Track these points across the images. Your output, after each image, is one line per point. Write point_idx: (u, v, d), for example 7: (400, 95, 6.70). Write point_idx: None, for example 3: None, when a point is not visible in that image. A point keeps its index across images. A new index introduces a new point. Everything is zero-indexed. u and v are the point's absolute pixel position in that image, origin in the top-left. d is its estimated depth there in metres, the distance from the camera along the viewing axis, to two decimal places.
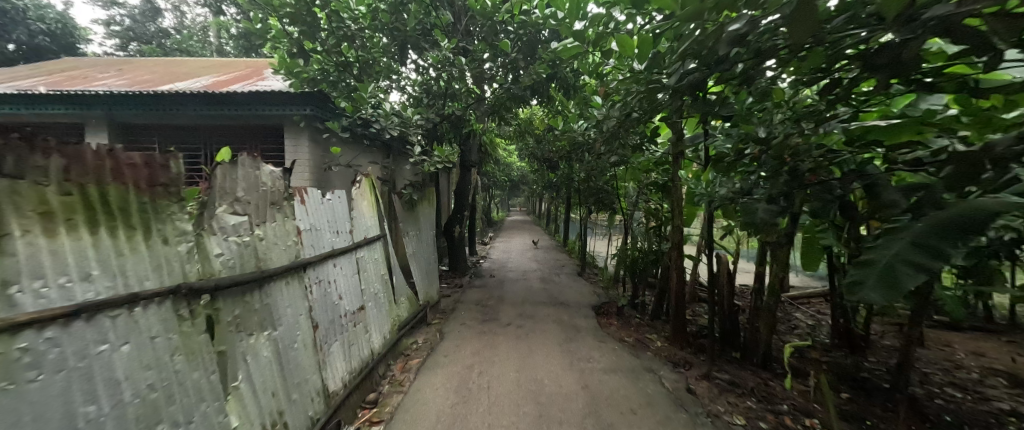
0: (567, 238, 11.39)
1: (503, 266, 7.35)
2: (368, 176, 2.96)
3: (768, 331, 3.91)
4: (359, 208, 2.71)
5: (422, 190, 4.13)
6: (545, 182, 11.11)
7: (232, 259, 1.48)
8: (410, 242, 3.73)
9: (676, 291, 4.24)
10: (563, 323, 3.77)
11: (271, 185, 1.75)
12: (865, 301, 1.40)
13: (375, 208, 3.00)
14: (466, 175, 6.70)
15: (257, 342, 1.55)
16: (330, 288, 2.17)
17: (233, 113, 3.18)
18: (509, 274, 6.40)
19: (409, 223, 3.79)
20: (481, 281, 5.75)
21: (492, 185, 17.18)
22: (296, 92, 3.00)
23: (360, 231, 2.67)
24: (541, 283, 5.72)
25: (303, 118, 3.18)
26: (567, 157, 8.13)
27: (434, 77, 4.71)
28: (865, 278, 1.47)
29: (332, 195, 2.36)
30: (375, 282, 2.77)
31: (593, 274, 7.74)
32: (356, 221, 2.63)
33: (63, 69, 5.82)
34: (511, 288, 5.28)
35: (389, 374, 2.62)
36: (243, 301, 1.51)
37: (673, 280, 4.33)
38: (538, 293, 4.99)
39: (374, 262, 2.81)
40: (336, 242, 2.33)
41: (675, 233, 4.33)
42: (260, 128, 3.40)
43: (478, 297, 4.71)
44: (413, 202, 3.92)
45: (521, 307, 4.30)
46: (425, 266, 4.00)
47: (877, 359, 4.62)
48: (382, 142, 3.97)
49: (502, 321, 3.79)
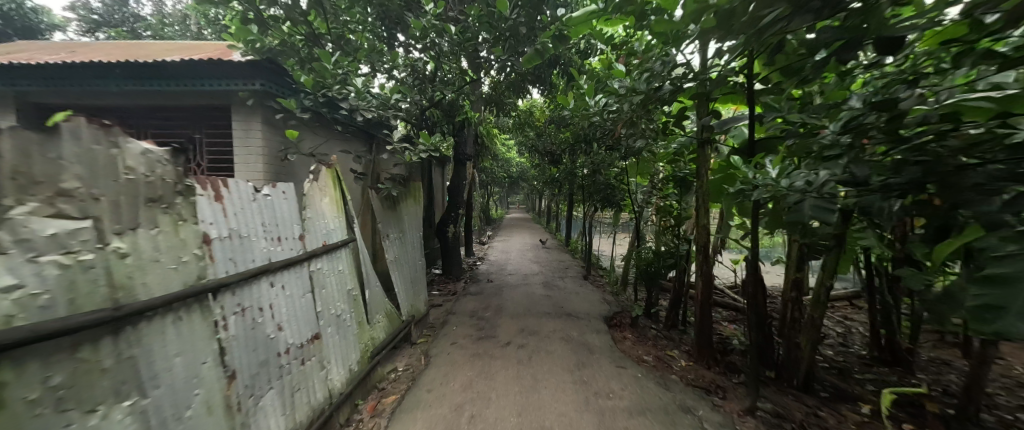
0: (569, 237, 10.80)
1: (503, 269, 6.78)
2: (332, 167, 2.35)
3: (812, 348, 3.34)
4: (318, 207, 2.12)
5: (406, 184, 3.51)
6: (545, 178, 10.57)
7: (49, 295, 0.83)
8: (393, 246, 3.15)
9: (701, 301, 3.66)
10: (572, 342, 3.18)
11: (144, 174, 1.13)
12: (1006, 334, 0.91)
13: (341, 207, 2.40)
14: (461, 170, 6.11)
15: (107, 423, 0.90)
16: (264, 317, 1.57)
17: (159, 88, 2.54)
18: (508, 279, 5.82)
19: (390, 224, 3.19)
20: (478, 287, 5.18)
21: (489, 182, 16.59)
22: (239, 61, 2.36)
23: (318, 236, 2.09)
24: (544, 289, 5.14)
25: (252, 95, 2.51)
26: (570, 150, 7.56)
27: (422, 58, 4.14)
28: (1006, 300, 0.95)
29: (270, 190, 1.74)
30: (339, 299, 2.17)
31: (599, 277, 7.20)
32: (312, 224, 2.05)
33: (6, 51, 5.17)
34: (511, 295, 4.70)
35: (354, 419, 2.03)
36: (71, 360, 0.84)
37: (698, 288, 3.75)
38: (542, 302, 4.41)
39: (338, 273, 2.22)
40: (276, 251, 1.73)
41: (704, 233, 3.69)
42: (203, 111, 2.75)
43: (473, 308, 4.12)
44: (395, 199, 3.30)
45: (523, 320, 3.73)
46: (410, 275, 3.39)
47: (927, 376, 4.07)
48: (358, 129, 3.34)
49: (501, 339, 3.20)
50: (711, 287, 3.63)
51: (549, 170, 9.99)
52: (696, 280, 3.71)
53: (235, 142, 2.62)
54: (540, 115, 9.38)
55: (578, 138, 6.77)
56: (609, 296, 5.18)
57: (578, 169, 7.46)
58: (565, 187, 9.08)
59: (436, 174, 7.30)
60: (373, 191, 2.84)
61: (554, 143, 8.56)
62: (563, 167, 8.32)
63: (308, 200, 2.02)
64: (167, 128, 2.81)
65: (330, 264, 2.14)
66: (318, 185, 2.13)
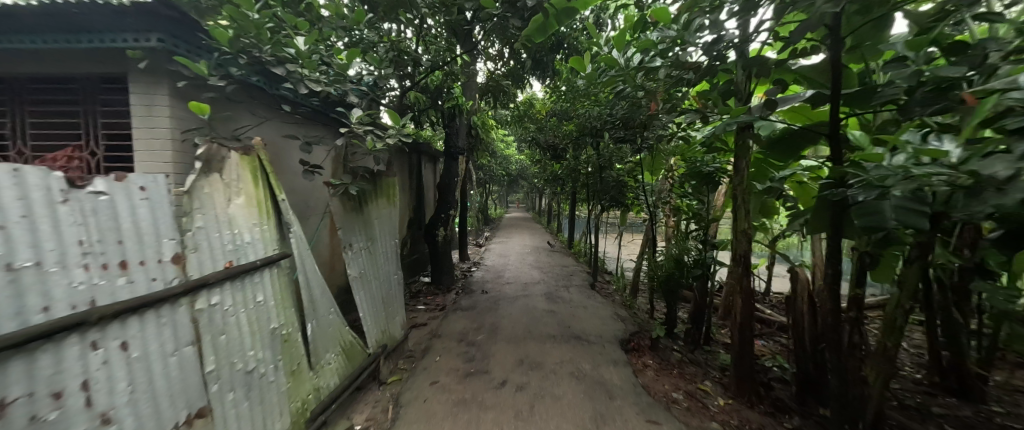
0: (571, 239, 10.14)
1: (501, 277, 6.10)
2: (252, 155, 1.66)
3: (884, 383, 2.67)
4: (217, 212, 1.43)
5: (380, 181, 2.84)
6: (546, 176, 9.92)
7: None
8: (357, 259, 2.48)
9: (740, 322, 2.99)
10: (585, 380, 2.51)
11: None
12: None
13: (267, 211, 1.71)
14: (453, 165, 5.41)
15: None
16: (58, 412, 0.80)
17: (29, 46, 1.84)
18: (506, 289, 5.16)
19: (355, 229, 2.50)
20: (470, 300, 4.50)
21: (487, 179, 15.87)
22: (124, 12, 1.65)
23: (215, 256, 1.39)
24: (548, 302, 4.45)
25: (149, 55, 1.80)
26: (574, 144, 6.91)
27: (403, 31, 3.48)
28: None
29: (101, 184, 1.00)
30: (254, 347, 1.49)
31: (606, 284, 6.54)
32: (203, 238, 1.35)
33: None
34: (509, 311, 4.04)
35: None
36: None
37: (734, 306, 3.06)
38: (545, 321, 3.71)
39: (255, 307, 1.53)
40: (113, 288, 1.00)
41: (746, 240, 2.98)
42: (97, 82, 2.05)
43: (463, 329, 3.46)
44: (363, 199, 2.60)
45: (522, 346, 3.05)
46: (381, 294, 2.71)
47: (1006, 409, 3.40)
48: (312, 110, 2.62)
49: (493, 377, 2.52)
50: (753, 306, 2.97)
51: (549, 166, 9.32)
52: (733, 295, 3.05)
53: (135, 121, 1.93)
54: (541, 107, 8.71)
55: (585, 130, 6.11)
56: (622, 310, 4.50)
57: (585, 166, 6.80)
58: (568, 184, 8.42)
59: (426, 171, 6.60)
60: (339, 187, 2.19)
61: (556, 137, 7.89)
62: (566, 164, 7.65)
63: (199, 202, 1.33)
64: (50, 105, 2.10)
65: (240, 296, 1.46)
66: (220, 181, 1.45)
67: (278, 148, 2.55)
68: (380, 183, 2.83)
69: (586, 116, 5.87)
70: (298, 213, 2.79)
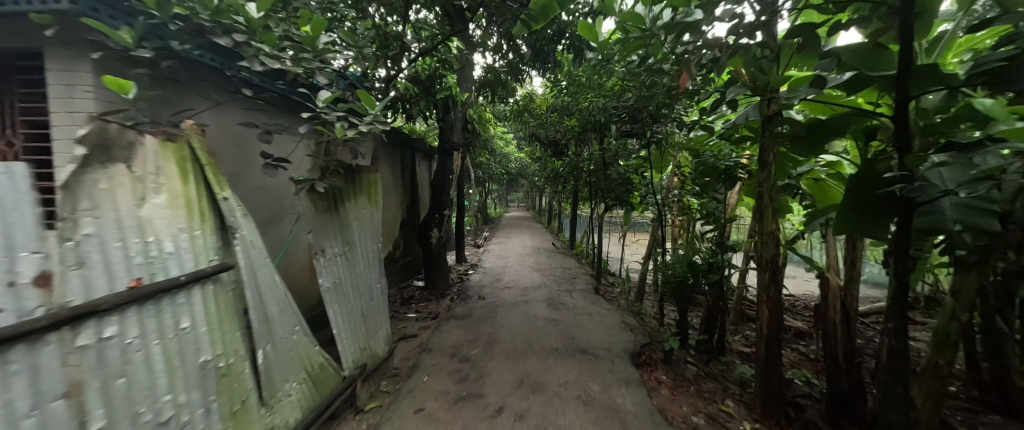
0: (573, 239, 9.80)
1: (499, 280, 5.77)
2: (177, 143, 1.30)
3: None
4: (117, 214, 1.06)
5: (361, 178, 2.51)
6: (547, 173, 9.56)
7: None
8: (331, 267, 2.14)
9: (767, 335, 2.66)
10: (594, 406, 2.18)
11: None
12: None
13: (200, 214, 1.36)
14: (448, 162, 5.06)
15: None
16: None
17: None
18: (505, 294, 4.83)
19: (331, 234, 2.18)
20: (465, 307, 4.17)
21: (486, 178, 15.51)
22: None
23: (114, 272, 1.02)
24: (550, 310, 4.11)
25: (58, 19, 1.43)
26: (577, 140, 6.55)
27: (388, 11, 3.13)
28: None
29: None
30: (173, 389, 1.12)
31: (610, 287, 6.21)
32: (94, 249, 0.97)
33: None
34: (507, 320, 3.71)
35: None
36: None
37: (761, 317, 2.72)
38: (547, 332, 3.37)
39: (177, 336, 1.17)
40: None
41: (773, 242, 2.62)
42: (9, 58, 1.70)
43: (457, 341, 3.13)
44: (340, 197, 2.27)
45: (522, 363, 2.72)
46: (362, 306, 2.39)
47: None
48: (272, 91, 2.25)
49: (489, 403, 2.19)
50: (781, 316, 2.63)
51: (550, 163, 8.97)
52: (758, 305, 2.72)
53: (53, 103, 1.58)
54: (541, 102, 8.37)
55: (588, 125, 5.76)
56: (630, 318, 4.16)
57: (588, 162, 6.44)
58: (569, 183, 8.08)
59: (420, 169, 6.25)
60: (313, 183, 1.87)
61: (557, 132, 7.53)
62: (568, 160, 7.30)
63: (87, 201, 0.97)
64: None
65: (152, 323, 1.10)
66: (128, 174, 1.11)
67: (243, 139, 2.33)
68: (361, 180, 2.50)
69: (589, 109, 5.52)
70: (260, 214, 2.51)
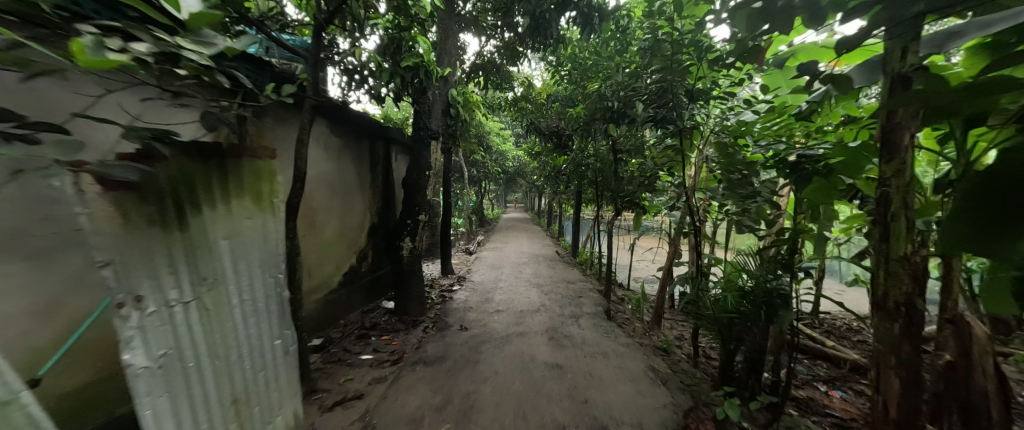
0: (575, 246, 8.75)
1: (489, 300, 4.76)
2: None
3: None
4: None
5: (242, 170, 1.53)
6: (547, 171, 8.50)
7: None
8: (160, 327, 1.15)
9: (903, 417, 1.69)
10: None
11: None
12: None
13: None
14: (424, 154, 4.06)
15: None
16: None
17: None
18: (494, 322, 3.84)
19: (169, 261, 1.21)
20: (441, 343, 3.19)
21: (483, 178, 14.45)
22: None
23: None
24: (551, 349, 3.12)
25: None
26: (584, 130, 5.52)
27: None
28: None
29: None
30: None
31: (622, 306, 5.21)
32: None
33: None
34: (494, 368, 2.72)
35: None
36: None
37: (886, 387, 1.75)
38: (549, 391, 2.39)
39: None
40: None
41: (921, 274, 1.60)
42: None
43: (417, 410, 2.13)
44: (190, 198, 1.30)
45: None
46: (237, 379, 1.42)
47: None
48: None
49: None
50: (925, 387, 1.67)
51: (551, 160, 7.93)
52: (883, 369, 1.75)
53: None
54: (541, 91, 7.37)
55: (597, 112, 4.74)
56: (656, 359, 3.17)
57: (597, 158, 5.41)
58: (572, 182, 7.05)
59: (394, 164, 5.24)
60: (100, 166, 0.90)
61: (560, 123, 6.51)
62: (571, 155, 6.30)
63: None
64: None
65: None
66: None
67: None
68: (240, 171, 1.53)
69: (599, 91, 4.49)
70: (73, 240, 1.67)
